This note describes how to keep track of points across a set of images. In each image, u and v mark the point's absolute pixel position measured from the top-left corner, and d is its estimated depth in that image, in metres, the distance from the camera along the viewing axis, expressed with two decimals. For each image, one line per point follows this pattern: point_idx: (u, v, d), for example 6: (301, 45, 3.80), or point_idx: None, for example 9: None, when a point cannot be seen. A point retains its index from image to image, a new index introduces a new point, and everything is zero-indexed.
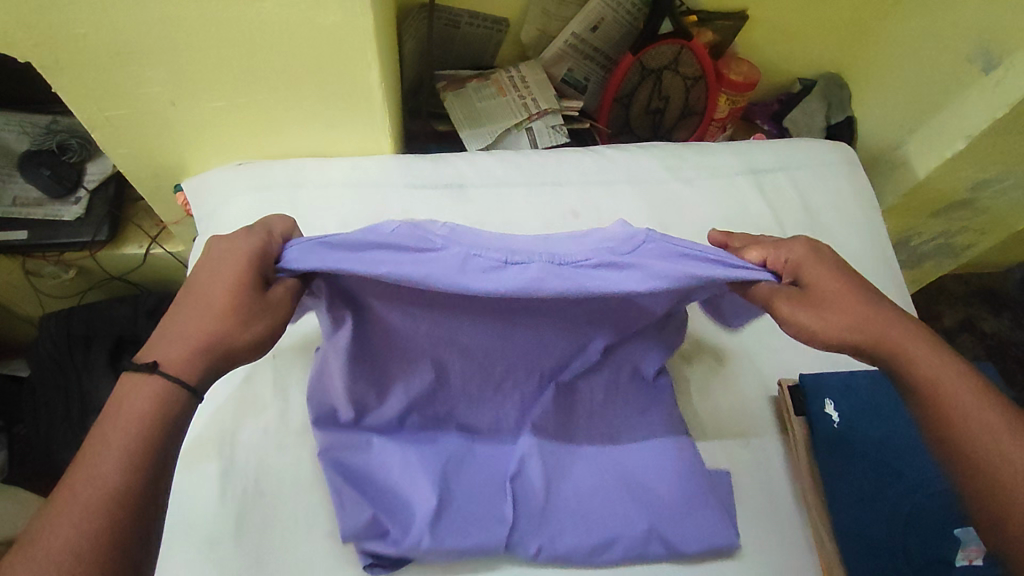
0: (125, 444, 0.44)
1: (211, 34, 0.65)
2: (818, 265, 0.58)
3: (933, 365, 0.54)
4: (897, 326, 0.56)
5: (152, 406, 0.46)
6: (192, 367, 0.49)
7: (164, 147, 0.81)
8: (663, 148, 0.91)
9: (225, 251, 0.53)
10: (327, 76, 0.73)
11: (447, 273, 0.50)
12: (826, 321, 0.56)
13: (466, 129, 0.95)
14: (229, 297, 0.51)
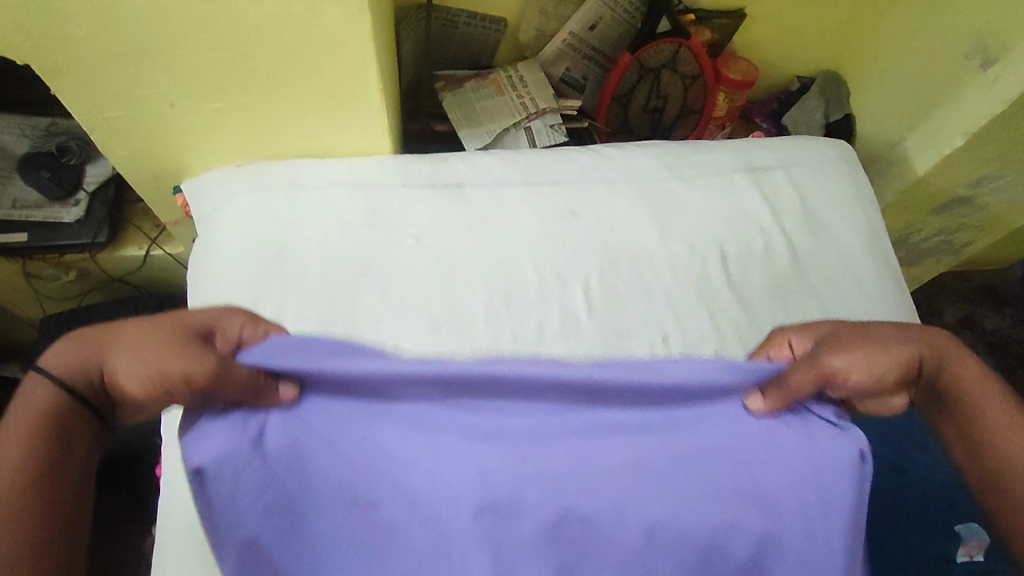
0: (18, 454, 0.44)
1: (209, 35, 0.65)
2: (830, 325, 0.57)
3: (973, 378, 0.53)
4: (939, 341, 0.54)
5: (45, 417, 0.45)
6: (81, 378, 0.47)
7: (163, 148, 0.81)
8: (662, 148, 0.91)
9: (192, 312, 0.51)
10: (325, 76, 0.73)
11: (454, 359, 0.48)
12: (871, 372, 0.51)
13: (465, 128, 0.95)
14: (150, 336, 0.47)
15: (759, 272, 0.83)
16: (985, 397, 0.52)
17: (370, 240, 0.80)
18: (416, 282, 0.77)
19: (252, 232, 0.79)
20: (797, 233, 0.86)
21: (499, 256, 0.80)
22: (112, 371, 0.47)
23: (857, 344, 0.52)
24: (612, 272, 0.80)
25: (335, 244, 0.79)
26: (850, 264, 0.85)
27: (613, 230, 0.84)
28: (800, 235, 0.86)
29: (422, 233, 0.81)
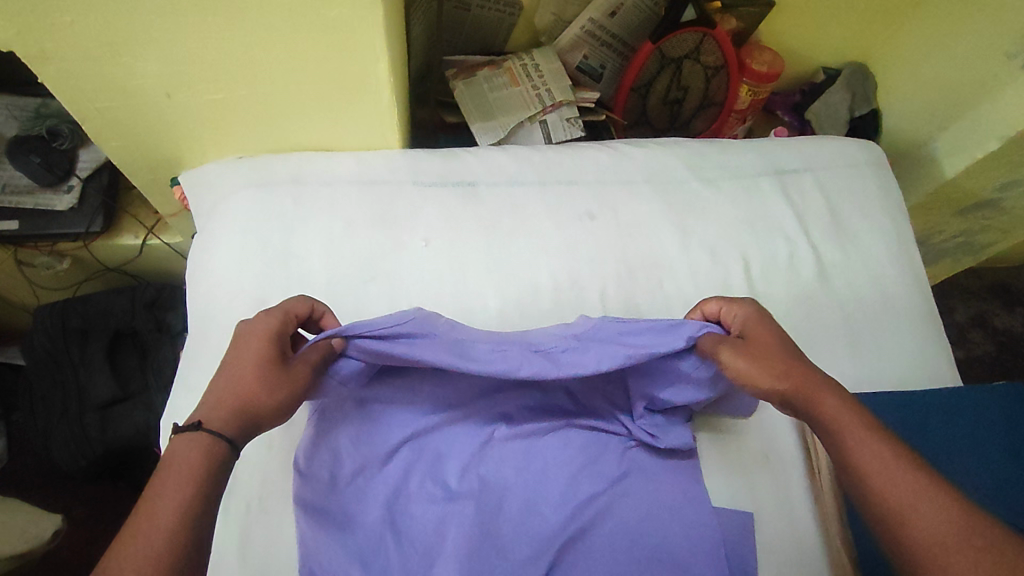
0: (187, 473, 0.47)
1: (209, 24, 0.61)
2: (773, 331, 0.63)
3: (848, 424, 0.53)
4: (818, 380, 0.57)
5: (209, 445, 0.50)
6: (235, 422, 0.53)
7: (161, 140, 0.76)
8: (685, 147, 0.87)
9: (251, 332, 0.58)
10: (333, 68, 0.68)
11: (444, 354, 0.59)
12: (756, 371, 0.59)
13: (477, 122, 0.89)
14: (256, 362, 0.56)
15: (782, 283, 0.79)
16: (849, 427, 0.53)
17: (376, 242, 0.76)
18: (425, 287, 0.74)
19: (257, 230, 0.76)
20: (822, 240, 0.83)
21: (512, 262, 0.77)
22: (255, 404, 0.55)
23: (757, 354, 0.60)
24: (631, 279, 0.77)
25: (340, 246, 0.75)
26: (874, 276, 0.82)
27: (632, 234, 0.80)
28: (826, 244, 0.83)
29: (432, 235, 0.77)
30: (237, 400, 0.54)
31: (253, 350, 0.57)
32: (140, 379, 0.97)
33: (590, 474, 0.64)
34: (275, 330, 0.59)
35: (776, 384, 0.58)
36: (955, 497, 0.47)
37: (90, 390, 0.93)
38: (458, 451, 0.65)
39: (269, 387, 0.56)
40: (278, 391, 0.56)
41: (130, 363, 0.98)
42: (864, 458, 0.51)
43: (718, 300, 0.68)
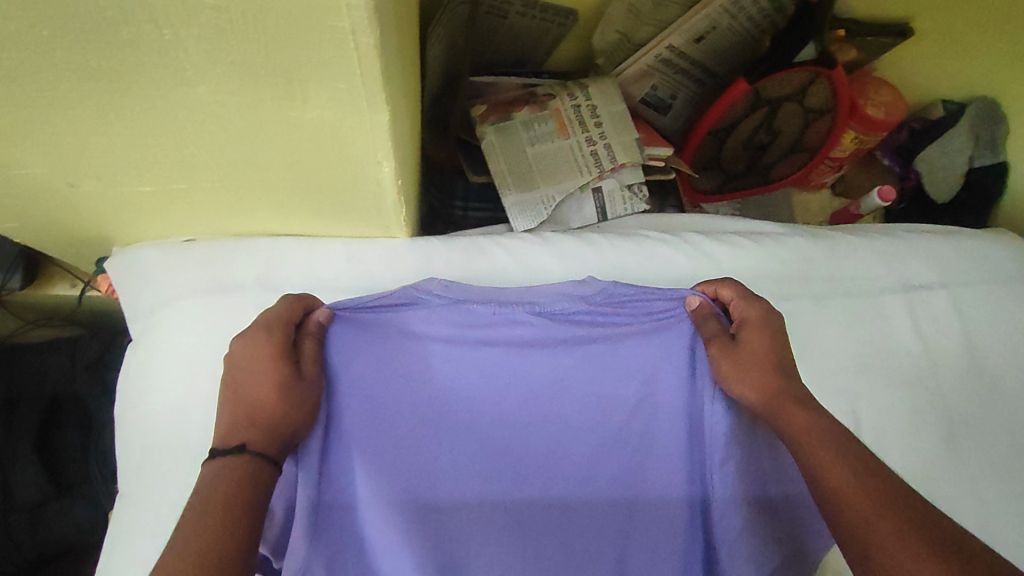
0: (218, 494, 0.41)
1: (112, 117, 0.38)
2: (766, 330, 0.51)
3: (823, 443, 0.44)
4: (792, 393, 0.48)
5: (240, 468, 0.43)
6: (268, 440, 0.45)
7: (74, 222, 0.55)
8: (786, 245, 0.65)
9: (250, 351, 0.49)
10: (315, 170, 0.45)
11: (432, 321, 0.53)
12: (734, 376, 0.49)
13: (511, 193, 0.67)
14: (270, 379, 0.48)
15: (901, 450, 0.60)
16: (817, 446, 0.44)
17: None
18: None
19: (209, 358, 0.55)
20: (954, 389, 0.63)
21: None
22: (286, 422, 0.47)
23: (744, 358, 0.49)
24: None
25: None
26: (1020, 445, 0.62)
27: None
28: (961, 394, 0.63)
29: None
30: (262, 420, 0.46)
31: (262, 351, 0.49)
32: (80, 466, 0.79)
33: None
34: (267, 337, 0.50)
35: (755, 395, 0.48)
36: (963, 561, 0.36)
37: (12, 493, 0.74)
38: None
39: (286, 401, 0.47)
40: (299, 403, 0.48)
41: (69, 444, 0.79)
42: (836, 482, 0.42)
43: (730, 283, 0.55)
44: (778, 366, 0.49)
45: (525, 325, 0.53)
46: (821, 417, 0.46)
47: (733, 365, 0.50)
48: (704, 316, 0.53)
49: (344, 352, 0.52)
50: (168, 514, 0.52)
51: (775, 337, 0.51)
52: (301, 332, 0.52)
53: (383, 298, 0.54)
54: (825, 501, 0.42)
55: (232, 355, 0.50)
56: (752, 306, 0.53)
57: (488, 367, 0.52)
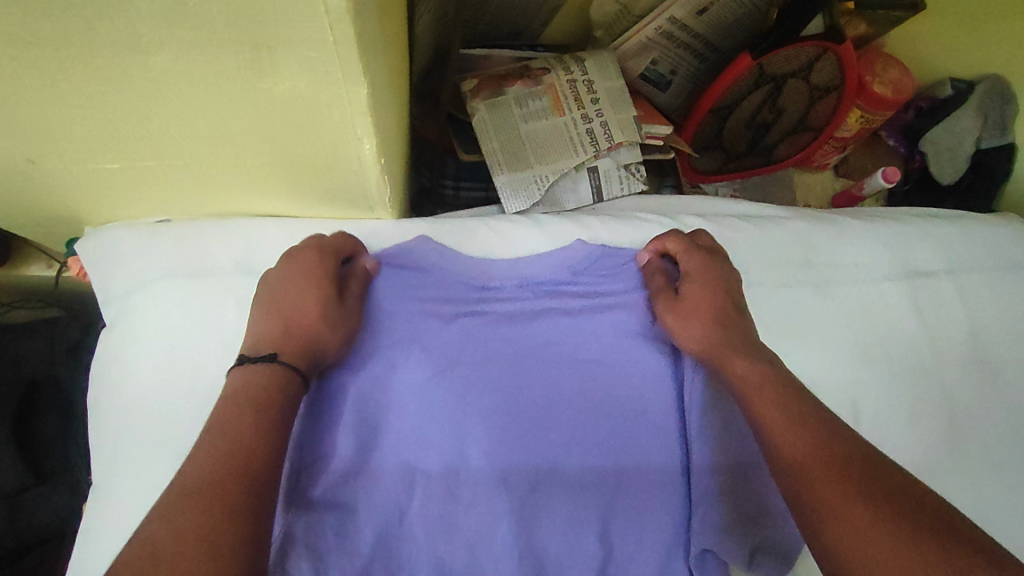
0: (250, 397, 0.41)
1: (66, 88, 0.35)
2: (707, 282, 0.53)
3: (759, 389, 0.45)
4: (737, 343, 0.49)
5: (271, 376, 0.43)
6: (297, 352, 0.45)
7: (39, 199, 0.52)
8: (787, 229, 0.63)
9: (293, 273, 0.49)
10: (294, 147, 0.43)
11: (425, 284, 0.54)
12: (682, 332, 0.52)
13: (503, 172, 0.64)
14: (305, 299, 0.48)
15: (902, 442, 0.59)
16: (755, 389, 0.45)
17: None
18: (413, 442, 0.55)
19: (185, 343, 0.53)
20: (958, 380, 0.61)
21: None
22: (314, 337, 0.47)
23: (689, 309, 0.52)
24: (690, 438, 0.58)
25: None
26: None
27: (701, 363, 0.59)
28: (964, 384, 0.61)
29: None
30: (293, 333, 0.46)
31: (308, 272, 0.49)
32: (60, 453, 0.77)
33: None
34: (303, 262, 0.50)
35: (696, 346, 0.51)
36: (877, 490, 0.36)
37: None
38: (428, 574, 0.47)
39: (317, 317, 0.47)
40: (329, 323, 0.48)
41: (49, 429, 0.77)
42: (790, 444, 0.40)
43: (677, 237, 0.57)
44: (724, 309, 0.52)
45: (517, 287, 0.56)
46: (763, 365, 0.47)
47: (678, 312, 0.52)
48: (652, 271, 0.56)
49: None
50: (144, 506, 0.50)
51: (724, 284, 0.53)
52: (348, 271, 0.53)
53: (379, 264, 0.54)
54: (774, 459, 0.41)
55: (273, 274, 0.50)
56: (698, 259, 0.55)
57: (479, 327, 0.53)
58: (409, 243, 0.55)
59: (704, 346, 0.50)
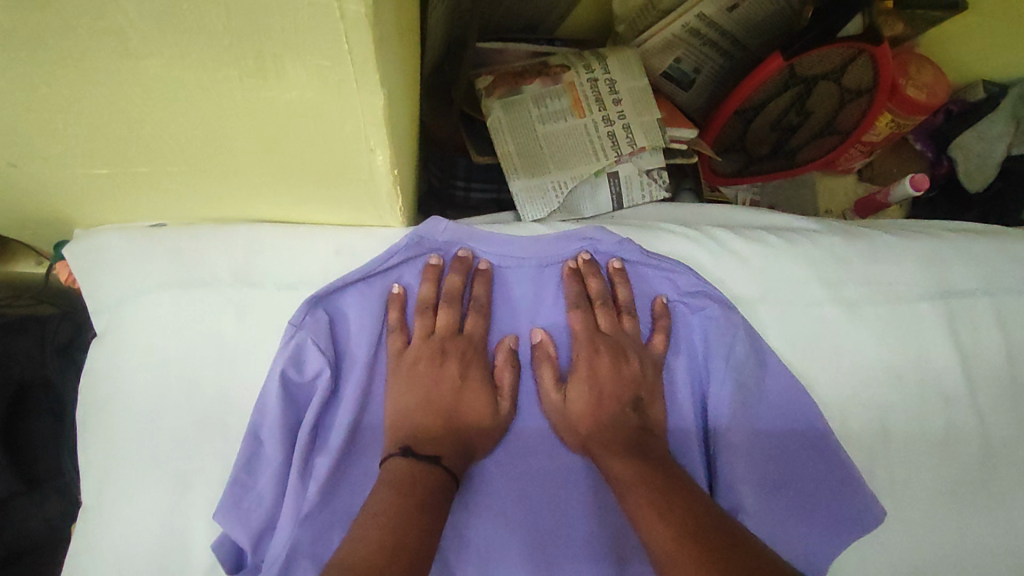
0: (418, 486, 0.43)
1: (45, 92, 0.32)
2: (587, 378, 0.51)
3: (649, 484, 0.45)
4: (627, 427, 0.49)
5: (435, 473, 0.45)
6: (458, 462, 0.47)
7: (22, 201, 0.48)
8: (821, 244, 0.59)
9: (444, 367, 0.50)
10: (299, 158, 0.39)
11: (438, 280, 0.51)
12: (593, 401, 0.50)
13: (519, 177, 0.60)
14: (467, 402, 0.49)
15: (932, 468, 0.56)
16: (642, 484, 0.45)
17: None
18: None
19: (181, 357, 0.50)
20: (993, 406, 0.58)
21: None
22: (472, 445, 0.49)
23: (595, 377, 0.51)
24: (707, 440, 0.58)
25: None
26: None
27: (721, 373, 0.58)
28: (998, 409, 0.58)
29: None
30: (451, 437, 0.48)
31: (461, 369, 0.50)
32: (52, 457, 0.74)
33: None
34: (460, 358, 0.50)
35: (607, 420, 0.50)
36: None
37: None
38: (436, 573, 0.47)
39: (478, 423, 0.49)
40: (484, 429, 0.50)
41: (40, 431, 0.74)
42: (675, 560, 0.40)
43: (595, 273, 0.53)
44: (611, 399, 0.51)
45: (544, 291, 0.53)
46: (641, 460, 0.47)
47: (560, 421, 0.50)
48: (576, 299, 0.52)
49: (335, 313, 0.50)
50: (137, 531, 0.47)
51: (612, 362, 0.51)
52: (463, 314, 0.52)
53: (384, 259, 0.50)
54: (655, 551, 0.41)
55: (422, 356, 0.50)
56: (582, 352, 0.51)
57: (496, 325, 0.53)
58: (419, 227, 0.50)
59: (585, 446, 0.49)
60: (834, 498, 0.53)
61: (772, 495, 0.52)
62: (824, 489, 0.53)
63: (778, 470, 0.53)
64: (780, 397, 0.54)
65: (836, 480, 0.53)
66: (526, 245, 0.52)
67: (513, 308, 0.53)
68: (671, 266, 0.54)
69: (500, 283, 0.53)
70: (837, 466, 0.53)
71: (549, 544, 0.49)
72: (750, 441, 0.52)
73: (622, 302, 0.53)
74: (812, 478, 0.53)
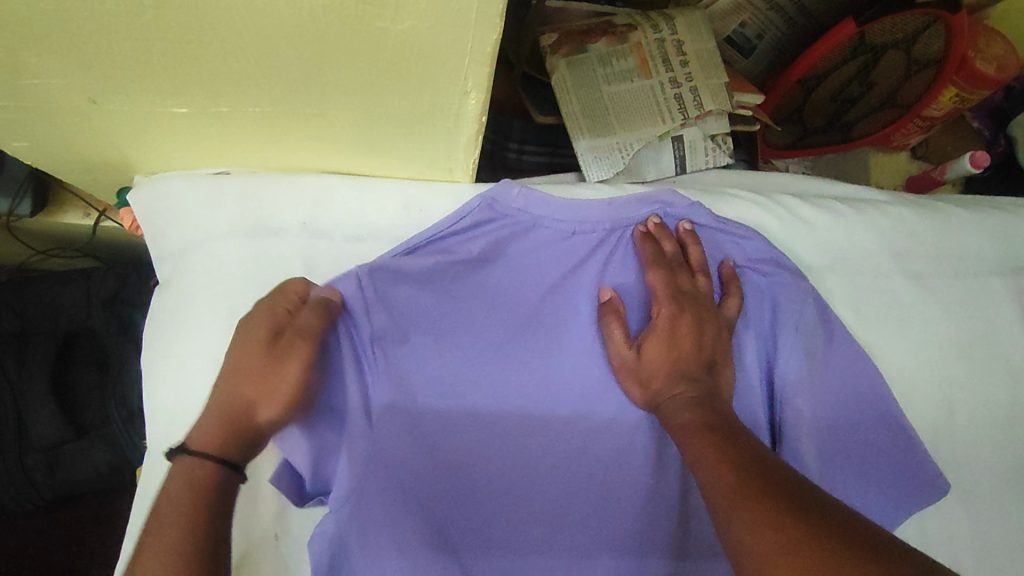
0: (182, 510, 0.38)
1: (150, 17, 0.31)
2: (665, 337, 0.49)
3: (716, 438, 0.43)
4: (699, 387, 0.48)
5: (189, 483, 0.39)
6: (224, 436, 0.41)
7: (91, 144, 0.47)
8: (891, 216, 0.58)
9: (243, 333, 0.44)
10: (387, 98, 0.38)
11: (508, 242, 0.50)
12: (667, 360, 0.49)
13: (584, 137, 0.58)
14: (234, 365, 0.43)
15: (995, 441, 0.56)
16: (717, 441, 0.43)
17: None
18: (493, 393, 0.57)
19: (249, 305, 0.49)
20: None
21: None
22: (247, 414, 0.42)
23: (670, 334, 0.49)
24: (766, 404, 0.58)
25: None
26: None
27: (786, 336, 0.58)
28: None
29: None
30: (226, 410, 0.42)
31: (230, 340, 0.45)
32: (99, 407, 0.74)
33: (679, 541, 0.51)
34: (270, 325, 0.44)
35: (675, 381, 0.48)
36: (824, 539, 0.34)
37: (28, 432, 0.70)
38: (501, 519, 0.48)
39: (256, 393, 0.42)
40: (287, 393, 0.43)
41: (85, 382, 0.74)
42: (741, 516, 0.38)
43: (666, 235, 0.52)
44: (689, 358, 0.49)
45: (616, 257, 0.52)
46: (711, 416, 0.46)
47: (632, 376, 0.50)
48: (648, 256, 0.51)
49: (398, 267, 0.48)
50: None
51: (692, 323, 0.50)
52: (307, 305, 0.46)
53: (458, 219, 0.49)
54: (718, 502, 0.40)
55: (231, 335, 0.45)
56: (663, 311, 0.50)
57: (564, 289, 0.52)
58: (491, 190, 0.49)
59: (656, 403, 0.48)
60: (897, 465, 0.52)
61: (836, 456, 0.52)
62: (883, 454, 0.52)
63: (844, 440, 0.52)
64: (845, 368, 0.53)
65: (900, 446, 0.52)
66: (598, 208, 0.52)
67: (578, 270, 0.52)
68: (744, 232, 0.54)
69: (576, 248, 0.52)
70: (902, 435, 0.52)
71: (610, 490, 0.50)
72: (818, 409, 0.52)
73: (696, 265, 0.52)
74: (874, 445, 0.52)
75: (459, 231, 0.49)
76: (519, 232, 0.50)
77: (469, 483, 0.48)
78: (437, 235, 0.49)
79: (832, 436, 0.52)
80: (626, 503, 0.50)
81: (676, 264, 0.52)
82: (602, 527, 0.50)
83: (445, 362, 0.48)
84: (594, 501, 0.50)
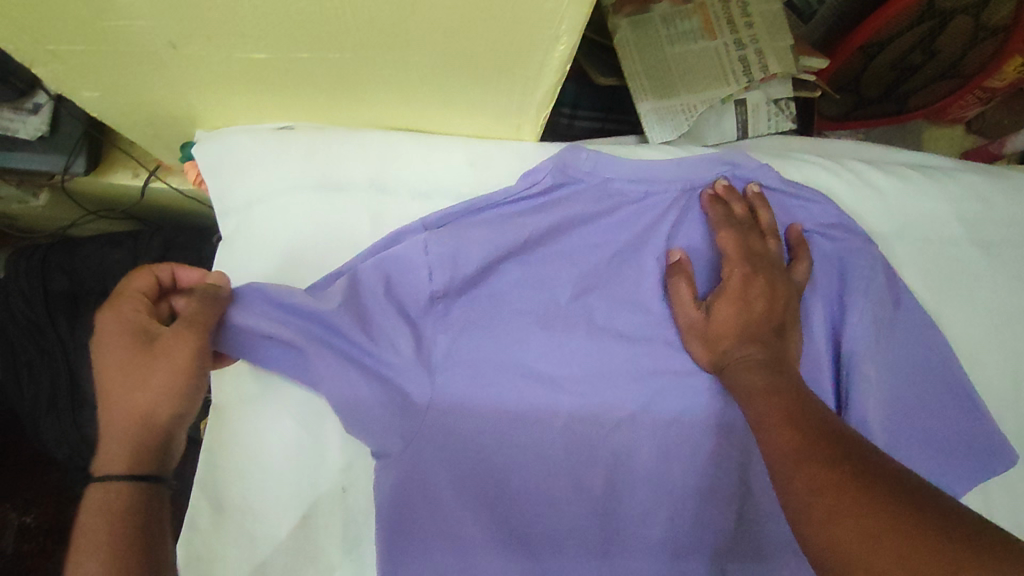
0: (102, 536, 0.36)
1: None
2: (737, 300, 0.49)
3: (782, 398, 0.43)
4: (771, 352, 0.47)
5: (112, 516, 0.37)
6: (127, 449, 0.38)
7: (161, 94, 0.47)
8: (962, 183, 0.57)
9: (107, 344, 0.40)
10: (473, 42, 0.37)
11: (582, 204, 0.49)
12: (736, 323, 0.48)
13: (647, 100, 0.57)
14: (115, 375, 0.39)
15: None
16: (789, 402, 0.43)
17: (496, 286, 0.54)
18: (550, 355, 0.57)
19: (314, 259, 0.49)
20: None
21: None
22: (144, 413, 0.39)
23: (740, 296, 0.49)
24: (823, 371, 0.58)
25: None
26: None
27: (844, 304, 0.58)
28: None
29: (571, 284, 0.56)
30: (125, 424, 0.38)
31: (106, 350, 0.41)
32: None
33: (739, 503, 0.51)
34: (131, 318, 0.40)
35: (745, 343, 0.47)
36: (887, 495, 0.33)
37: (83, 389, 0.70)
38: (563, 477, 0.48)
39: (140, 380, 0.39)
40: (171, 389, 0.39)
41: None
42: (803, 470, 0.37)
43: (738, 198, 0.51)
44: (759, 320, 0.48)
45: (687, 220, 0.52)
46: (780, 376, 0.45)
47: (701, 336, 0.49)
48: (716, 217, 0.50)
49: (461, 224, 0.46)
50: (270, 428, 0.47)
51: (763, 287, 0.49)
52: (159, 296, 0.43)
53: (535, 179, 0.47)
54: (780, 454, 0.39)
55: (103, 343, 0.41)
56: (735, 272, 0.49)
57: (631, 250, 0.51)
58: (560, 153, 0.48)
59: (722, 363, 0.48)
60: (961, 432, 0.52)
61: (901, 423, 0.51)
62: (947, 422, 0.52)
63: (907, 407, 0.52)
64: (911, 335, 0.52)
65: (963, 415, 0.52)
66: (669, 169, 0.51)
67: (646, 231, 0.51)
68: (810, 196, 0.53)
69: (650, 212, 0.51)
70: (968, 403, 0.52)
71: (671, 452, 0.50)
72: (885, 376, 0.51)
73: (765, 229, 0.51)
74: (938, 414, 0.52)
75: (533, 197, 0.48)
76: (593, 196, 0.49)
77: (533, 427, 0.48)
78: (509, 198, 0.47)
79: (896, 405, 0.51)
80: (688, 465, 0.50)
81: (747, 226, 0.51)
82: (662, 489, 0.50)
83: (507, 315, 0.48)
84: (655, 462, 0.50)
